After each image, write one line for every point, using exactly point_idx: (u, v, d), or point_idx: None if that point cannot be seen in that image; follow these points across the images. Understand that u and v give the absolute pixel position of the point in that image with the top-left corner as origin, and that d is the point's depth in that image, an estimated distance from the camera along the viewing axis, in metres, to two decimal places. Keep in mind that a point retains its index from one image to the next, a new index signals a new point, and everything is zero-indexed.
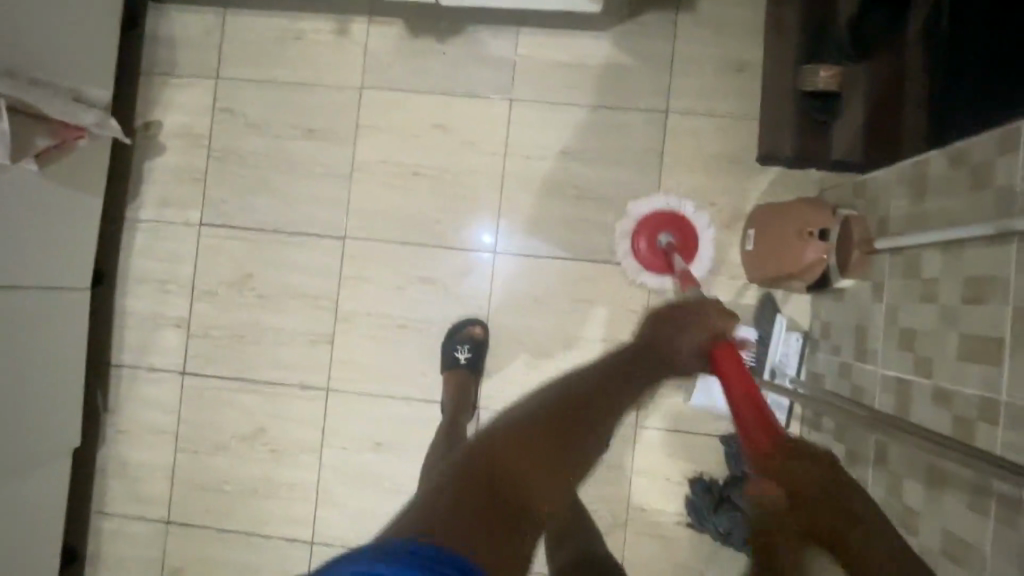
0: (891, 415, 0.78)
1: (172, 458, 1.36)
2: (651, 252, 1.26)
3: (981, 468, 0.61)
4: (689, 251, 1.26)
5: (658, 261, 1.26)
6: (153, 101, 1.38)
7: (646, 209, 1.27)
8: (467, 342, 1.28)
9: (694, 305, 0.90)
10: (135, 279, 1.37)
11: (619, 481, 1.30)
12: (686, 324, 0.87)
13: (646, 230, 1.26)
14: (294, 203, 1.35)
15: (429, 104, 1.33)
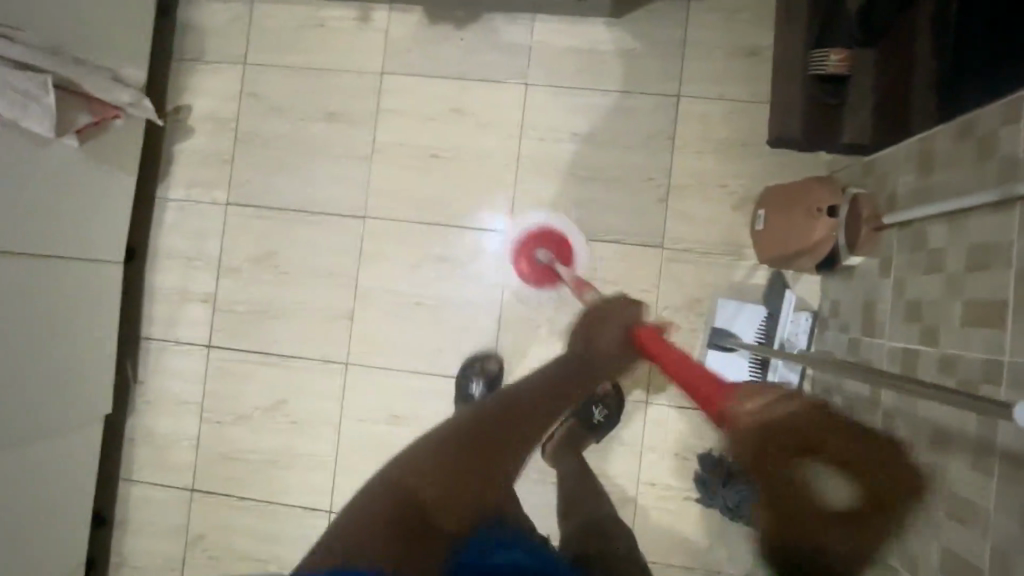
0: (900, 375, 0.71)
1: (196, 428, 1.41)
2: (535, 270, 1.34)
3: (988, 411, 0.57)
4: (569, 258, 1.32)
5: (545, 279, 1.33)
6: (183, 86, 1.44)
7: (518, 233, 1.34)
8: (481, 377, 1.30)
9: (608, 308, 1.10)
10: (164, 256, 1.43)
11: (627, 457, 1.33)
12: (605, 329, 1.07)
13: (524, 252, 1.34)
14: (316, 183, 1.40)
15: (447, 88, 1.38)
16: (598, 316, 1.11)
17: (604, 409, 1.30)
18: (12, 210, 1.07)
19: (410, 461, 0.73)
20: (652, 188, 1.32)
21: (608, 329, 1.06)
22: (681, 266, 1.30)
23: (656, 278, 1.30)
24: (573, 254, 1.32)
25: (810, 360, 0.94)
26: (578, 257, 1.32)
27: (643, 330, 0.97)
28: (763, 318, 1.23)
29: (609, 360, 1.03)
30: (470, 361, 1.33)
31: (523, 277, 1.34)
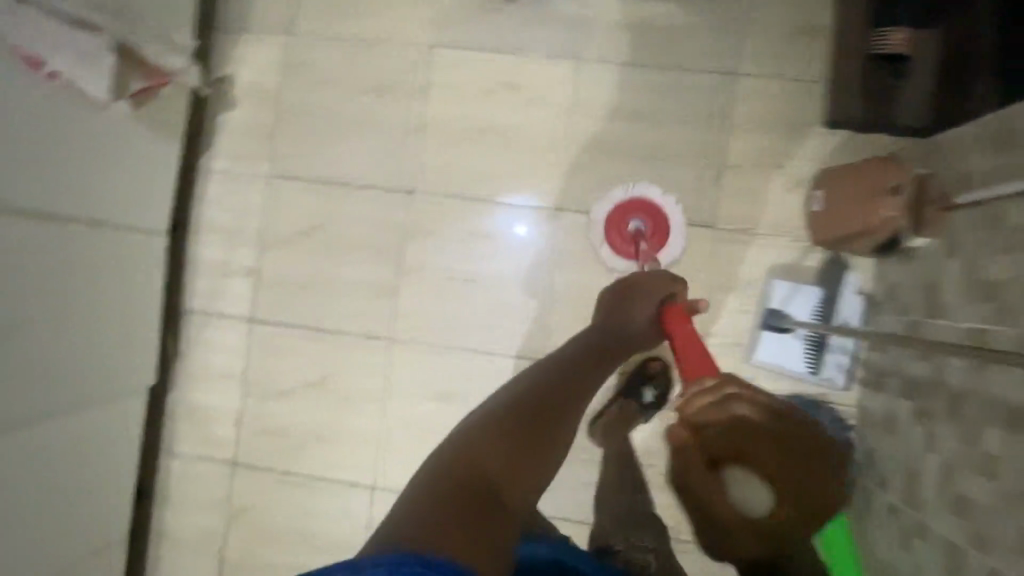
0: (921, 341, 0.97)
1: (240, 402, 1.41)
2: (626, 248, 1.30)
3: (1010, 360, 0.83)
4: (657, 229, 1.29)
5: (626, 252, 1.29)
6: (227, 55, 1.41)
7: (626, 196, 1.29)
8: None
9: (646, 276, 1.14)
10: (208, 229, 1.42)
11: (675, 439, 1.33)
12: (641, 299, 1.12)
13: (614, 230, 1.30)
14: (363, 158, 1.38)
15: (497, 62, 1.35)
16: (631, 291, 1.14)
17: (656, 390, 1.30)
18: (64, 175, 1.05)
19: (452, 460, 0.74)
20: (706, 167, 1.30)
21: (638, 306, 1.12)
22: (733, 247, 1.29)
23: (708, 258, 1.30)
24: (666, 240, 1.29)
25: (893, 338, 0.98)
26: (669, 247, 1.29)
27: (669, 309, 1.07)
28: (818, 300, 1.23)
29: (640, 334, 1.10)
30: None
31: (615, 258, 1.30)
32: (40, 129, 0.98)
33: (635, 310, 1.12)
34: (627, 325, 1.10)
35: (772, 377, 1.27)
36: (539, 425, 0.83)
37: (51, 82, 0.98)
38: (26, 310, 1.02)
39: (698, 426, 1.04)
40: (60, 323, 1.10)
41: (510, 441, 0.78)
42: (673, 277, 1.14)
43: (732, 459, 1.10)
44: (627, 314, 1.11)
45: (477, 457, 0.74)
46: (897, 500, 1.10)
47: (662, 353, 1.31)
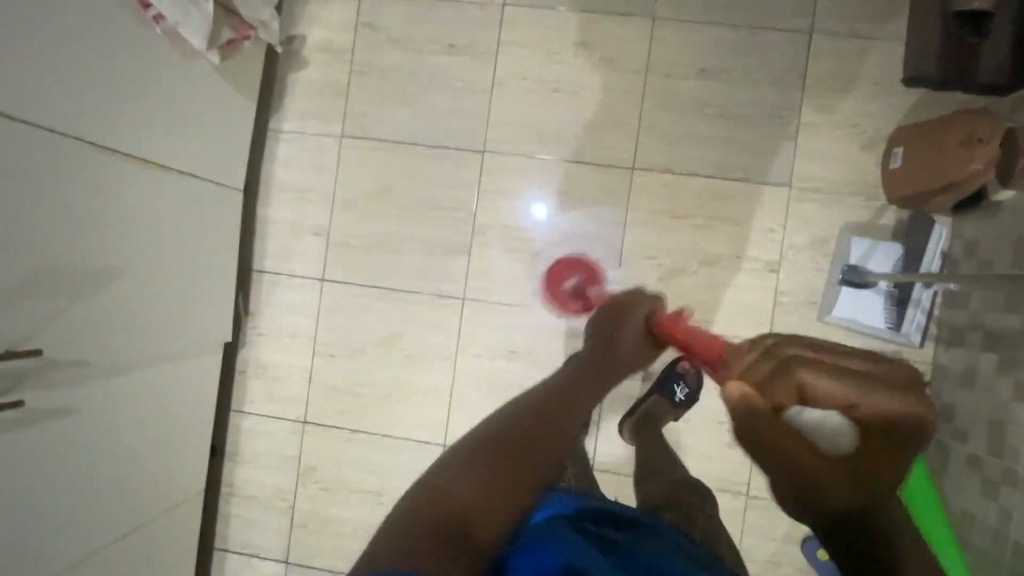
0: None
1: (310, 361, 1.43)
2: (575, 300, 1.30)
3: None
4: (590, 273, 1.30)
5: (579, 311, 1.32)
6: (297, 15, 1.41)
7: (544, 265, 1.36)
8: None
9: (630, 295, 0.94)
10: (278, 190, 1.43)
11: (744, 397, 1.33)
12: (626, 321, 0.87)
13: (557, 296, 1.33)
14: (434, 117, 1.38)
15: (570, 21, 1.35)
16: (616, 317, 0.88)
17: (685, 388, 1.26)
18: (156, 121, 1.06)
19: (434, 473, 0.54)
20: (781, 126, 1.30)
21: (631, 327, 0.86)
22: (808, 207, 1.30)
23: (782, 217, 1.30)
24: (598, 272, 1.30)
25: (996, 279, 0.96)
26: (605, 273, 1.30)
27: (667, 319, 0.91)
28: (899, 255, 1.24)
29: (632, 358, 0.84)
30: None
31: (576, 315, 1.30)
32: (135, 72, 0.99)
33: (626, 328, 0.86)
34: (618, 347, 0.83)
35: (846, 335, 1.28)
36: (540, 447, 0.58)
37: (154, 26, 1.01)
38: (118, 254, 1.03)
39: (762, 380, 0.56)
40: (146, 271, 1.10)
41: (486, 455, 0.56)
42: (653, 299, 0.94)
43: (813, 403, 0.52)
44: (619, 335, 0.84)
45: (441, 478, 0.53)
46: (979, 452, 1.11)
47: (735, 311, 1.31)
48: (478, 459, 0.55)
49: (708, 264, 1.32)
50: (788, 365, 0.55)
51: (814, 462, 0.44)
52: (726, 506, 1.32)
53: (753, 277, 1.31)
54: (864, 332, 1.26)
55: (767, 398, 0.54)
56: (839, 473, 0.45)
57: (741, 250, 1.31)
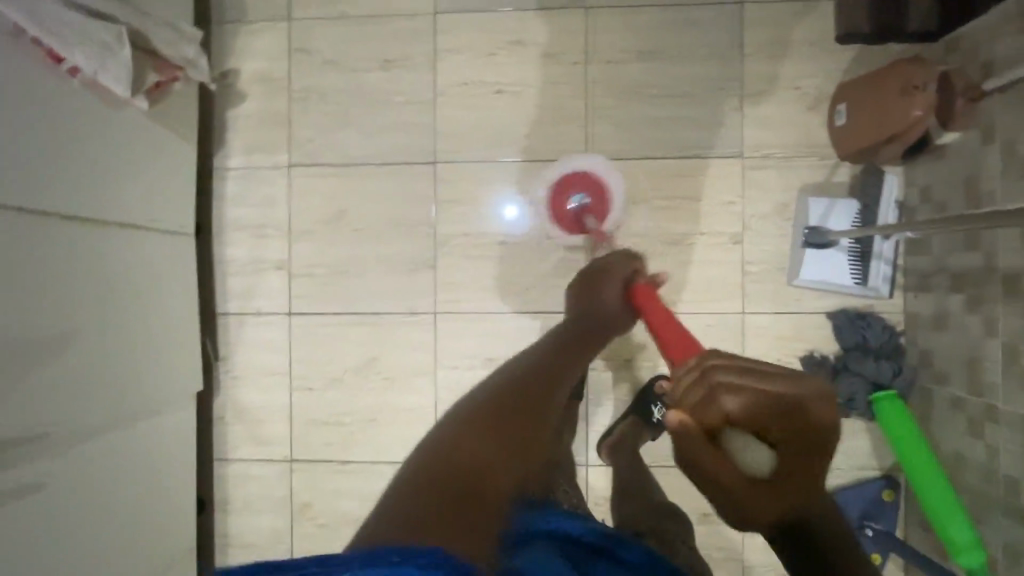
0: (995, 212, 0.88)
1: (288, 398, 1.39)
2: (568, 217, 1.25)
3: None
4: (600, 209, 1.25)
5: (556, 203, 1.26)
6: (227, 50, 1.39)
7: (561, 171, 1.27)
8: None
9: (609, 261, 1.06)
10: (231, 228, 1.40)
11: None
12: (606, 286, 1.02)
13: (556, 199, 1.26)
14: (381, 133, 1.37)
15: (504, 21, 1.34)
16: (597, 280, 1.04)
17: (663, 407, 1.25)
18: (87, 176, 1.02)
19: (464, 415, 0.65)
20: (726, 98, 1.31)
21: (611, 284, 1.02)
22: (763, 175, 1.30)
23: (739, 188, 1.31)
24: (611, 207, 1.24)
25: (954, 220, 0.96)
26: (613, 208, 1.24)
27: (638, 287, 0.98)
28: (856, 211, 1.25)
29: (615, 317, 1.00)
30: None
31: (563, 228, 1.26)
32: (58, 128, 0.95)
33: (606, 290, 1.01)
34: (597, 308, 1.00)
35: (817, 296, 1.29)
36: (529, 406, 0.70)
37: (73, 79, 0.97)
38: (61, 319, 0.99)
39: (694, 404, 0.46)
40: (96, 331, 1.06)
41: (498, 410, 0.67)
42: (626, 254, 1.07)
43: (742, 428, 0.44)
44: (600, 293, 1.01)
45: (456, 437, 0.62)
46: (960, 393, 1.12)
47: (707, 287, 1.31)
48: (490, 414, 0.66)
49: (674, 244, 1.32)
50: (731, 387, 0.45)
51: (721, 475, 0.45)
52: None
53: (719, 252, 1.31)
54: (833, 290, 1.27)
55: (698, 421, 0.45)
56: (755, 492, 0.46)
57: (704, 225, 1.31)
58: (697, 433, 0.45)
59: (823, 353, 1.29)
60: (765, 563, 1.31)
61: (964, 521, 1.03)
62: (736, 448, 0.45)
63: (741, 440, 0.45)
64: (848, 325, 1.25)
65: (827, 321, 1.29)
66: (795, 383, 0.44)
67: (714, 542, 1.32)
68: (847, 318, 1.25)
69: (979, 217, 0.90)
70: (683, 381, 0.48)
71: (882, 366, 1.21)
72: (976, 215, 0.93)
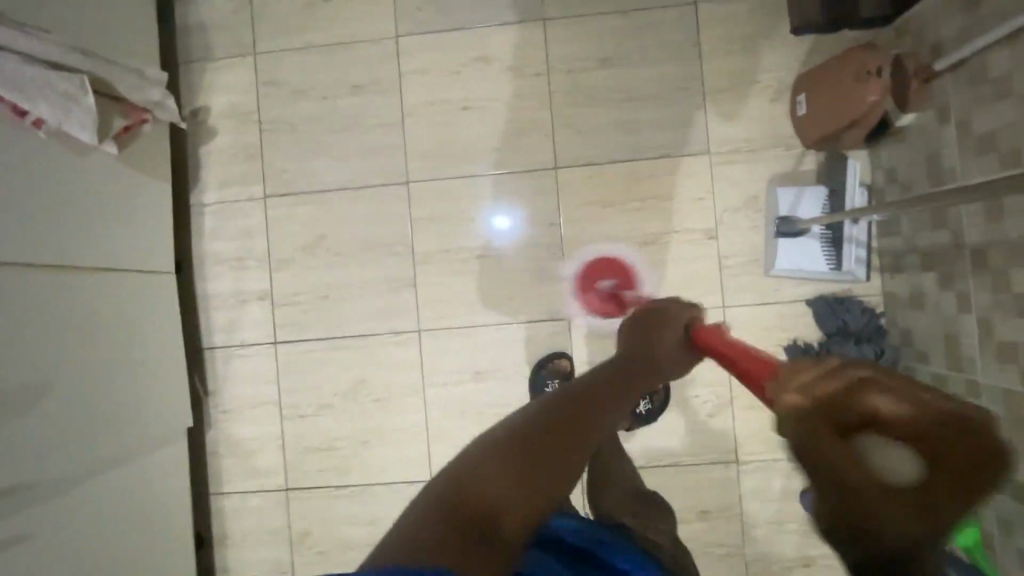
0: (956, 190, 0.89)
1: (279, 427, 1.40)
2: (603, 302, 1.33)
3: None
4: (629, 281, 1.33)
5: (596, 309, 1.33)
6: (196, 88, 1.41)
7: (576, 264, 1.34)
8: (557, 377, 1.31)
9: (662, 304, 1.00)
10: (211, 263, 1.41)
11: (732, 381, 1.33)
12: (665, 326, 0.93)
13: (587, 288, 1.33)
14: (351, 158, 1.38)
15: (465, 39, 1.37)
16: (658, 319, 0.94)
17: (649, 404, 1.29)
18: (63, 225, 1.03)
19: (500, 442, 0.58)
20: (689, 97, 1.33)
21: (670, 328, 0.93)
22: (731, 169, 1.32)
23: (709, 184, 1.32)
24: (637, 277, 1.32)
25: (916, 202, 0.96)
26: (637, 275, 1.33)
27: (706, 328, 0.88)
28: (825, 197, 1.26)
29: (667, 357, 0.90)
30: (544, 362, 1.33)
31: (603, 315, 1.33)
32: (31, 180, 0.97)
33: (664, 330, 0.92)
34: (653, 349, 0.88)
35: (795, 284, 1.30)
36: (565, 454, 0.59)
37: (38, 132, 0.98)
38: (49, 368, 0.99)
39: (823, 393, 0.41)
40: (83, 377, 1.06)
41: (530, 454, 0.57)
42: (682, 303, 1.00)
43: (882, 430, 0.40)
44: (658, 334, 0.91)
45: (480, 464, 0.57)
46: (943, 370, 1.12)
47: (686, 284, 1.32)
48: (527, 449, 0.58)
49: (650, 244, 1.33)
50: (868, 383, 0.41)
51: (854, 479, 0.38)
52: (721, 478, 1.32)
53: (695, 248, 1.32)
54: (811, 278, 1.28)
55: (824, 406, 0.41)
56: (885, 525, 0.37)
57: (678, 223, 1.33)
58: (832, 424, 0.40)
59: (807, 341, 1.30)
60: (768, 556, 1.31)
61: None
62: (873, 461, 0.38)
63: (878, 444, 0.39)
64: (828, 312, 1.26)
65: (808, 308, 1.30)
66: (964, 403, 0.41)
67: (714, 538, 1.32)
68: (826, 304, 1.26)
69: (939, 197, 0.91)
70: (807, 374, 0.45)
71: (865, 349, 1.23)
72: (937, 194, 0.93)
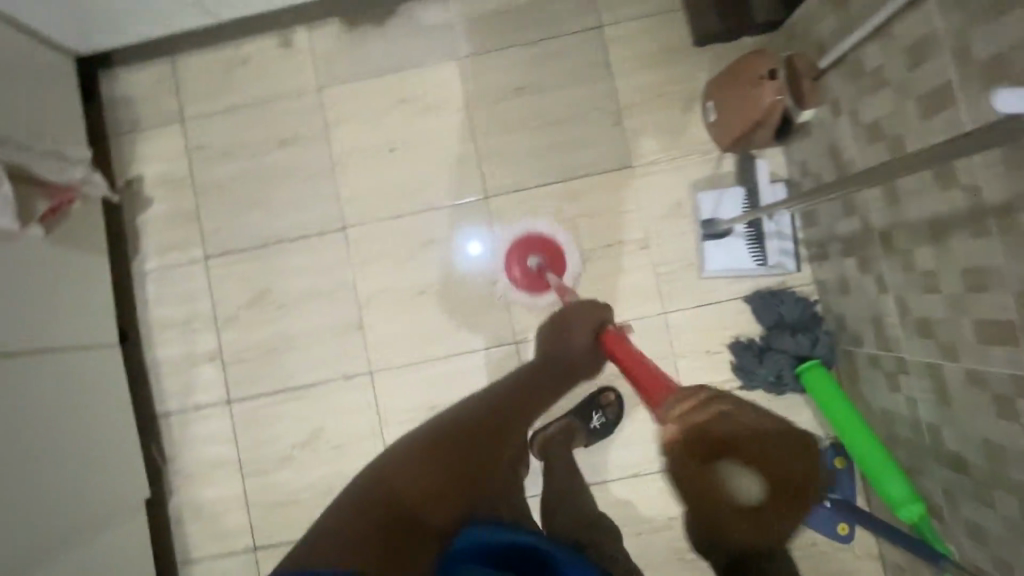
0: (834, 182, 0.93)
1: (241, 486, 1.38)
2: (527, 277, 1.32)
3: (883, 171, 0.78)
4: (558, 263, 1.33)
5: (532, 241, 1.34)
6: (127, 160, 1.43)
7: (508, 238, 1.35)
8: None
9: (578, 310, 1.12)
10: (158, 329, 1.41)
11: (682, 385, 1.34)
12: (576, 328, 1.11)
13: (515, 259, 1.33)
14: (288, 210, 1.41)
15: (385, 84, 1.41)
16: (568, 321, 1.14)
17: (603, 416, 1.31)
18: None
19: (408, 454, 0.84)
20: (605, 116, 1.38)
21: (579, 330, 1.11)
22: (655, 179, 1.36)
23: (635, 196, 1.36)
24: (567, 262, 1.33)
25: (810, 195, 1.00)
26: (569, 261, 1.33)
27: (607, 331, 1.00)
28: (744, 196, 1.30)
29: (574, 360, 1.13)
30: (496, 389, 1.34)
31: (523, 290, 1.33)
32: None
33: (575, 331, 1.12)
34: (564, 351, 1.13)
35: (729, 283, 1.33)
36: (458, 457, 0.86)
37: None
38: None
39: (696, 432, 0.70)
40: (34, 459, 1.06)
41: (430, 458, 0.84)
42: (597, 303, 1.10)
43: (733, 453, 0.70)
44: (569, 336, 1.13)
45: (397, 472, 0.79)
46: (875, 350, 1.15)
47: (625, 294, 1.35)
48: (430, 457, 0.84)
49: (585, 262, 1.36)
50: (723, 426, 0.70)
51: (713, 487, 0.72)
52: None
53: (629, 259, 1.35)
54: (744, 275, 1.32)
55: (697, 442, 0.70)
56: (738, 512, 0.73)
57: (610, 237, 1.36)
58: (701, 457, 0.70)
59: (749, 336, 1.32)
60: None
61: (898, 477, 1.06)
62: (728, 474, 0.71)
63: (738, 470, 0.71)
64: (763, 306, 1.29)
65: (745, 305, 1.33)
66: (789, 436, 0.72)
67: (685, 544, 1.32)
68: (761, 298, 1.29)
69: (820, 190, 0.96)
70: (687, 411, 0.72)
71: (801, 339, 1.24)
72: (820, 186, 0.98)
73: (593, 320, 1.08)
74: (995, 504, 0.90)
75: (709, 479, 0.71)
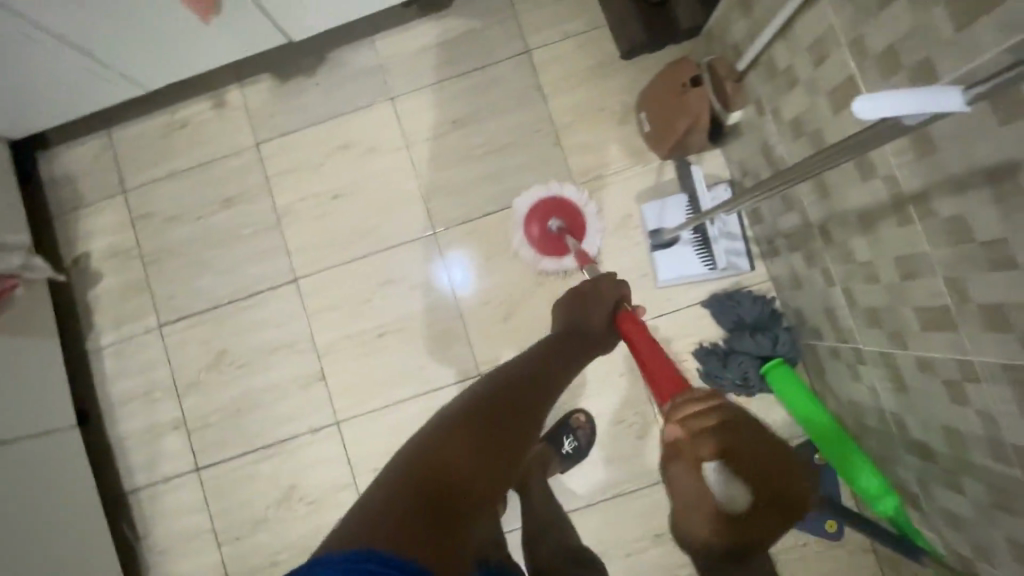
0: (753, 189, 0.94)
1: (218, 555, 1.35)
2: (545, 238, 1.32)
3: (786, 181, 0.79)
4: (578, 229, 1.32)
5: (565, 207, 1.33)
6: (73, 237, 1.42)
7: (528, 200, 1.34)
8: None
9: (597, 284, 0.98)
10: (119, 404, 1.39)
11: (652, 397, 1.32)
12: (597, 304, 0.96)
13: (535, 218, 1.33)
14: (239, 268, 1.40)
15: (323, 131, 1.41)
16: (589, 296, 0.98)
17: (576, 440, 1.31)
18: None
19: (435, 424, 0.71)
20: (543, 138, 1.38)
21: (598, 305, 0.96)
22: (599, 195, 1.36)
23: None
24: (588, 227, 1.32)
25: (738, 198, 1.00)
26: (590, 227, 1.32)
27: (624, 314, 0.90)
28: (688, 202, 1.30)
29: (600, 336, 0.97)
30: None
31: (538, 249, 1.32)
32: None
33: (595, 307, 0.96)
34: (586, 327, 0.96)
35: (686, 289, 1.32)
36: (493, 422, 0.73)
37: None
38: None
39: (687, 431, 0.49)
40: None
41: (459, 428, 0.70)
42: (616, 279, 1.00)
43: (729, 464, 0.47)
44: (589, 312, 0.96)
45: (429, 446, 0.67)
46: (833, 342, 1.14)
47: None
48: (457, 428, 0.70)
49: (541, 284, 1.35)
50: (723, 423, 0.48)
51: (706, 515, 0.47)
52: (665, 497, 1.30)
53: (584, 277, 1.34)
54: (699, 280, 1.31)
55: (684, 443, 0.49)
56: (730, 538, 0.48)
57: None
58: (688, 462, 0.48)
59: (713, 341, 1.31)
60: None
61: (868, 467, 1.06)
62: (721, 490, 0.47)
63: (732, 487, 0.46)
64: (722, 309, 1.27)
65: (704, 309, 1.31)
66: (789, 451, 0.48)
67: (675, 559, 1.29)
68: (718, 301, 1.28)
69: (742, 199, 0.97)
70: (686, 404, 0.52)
71: (761, 338, 1.23)
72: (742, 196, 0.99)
73: (613, 296, 0.97)
74: (964, 490, 0.88)
75: (694, 501, 0.48)
